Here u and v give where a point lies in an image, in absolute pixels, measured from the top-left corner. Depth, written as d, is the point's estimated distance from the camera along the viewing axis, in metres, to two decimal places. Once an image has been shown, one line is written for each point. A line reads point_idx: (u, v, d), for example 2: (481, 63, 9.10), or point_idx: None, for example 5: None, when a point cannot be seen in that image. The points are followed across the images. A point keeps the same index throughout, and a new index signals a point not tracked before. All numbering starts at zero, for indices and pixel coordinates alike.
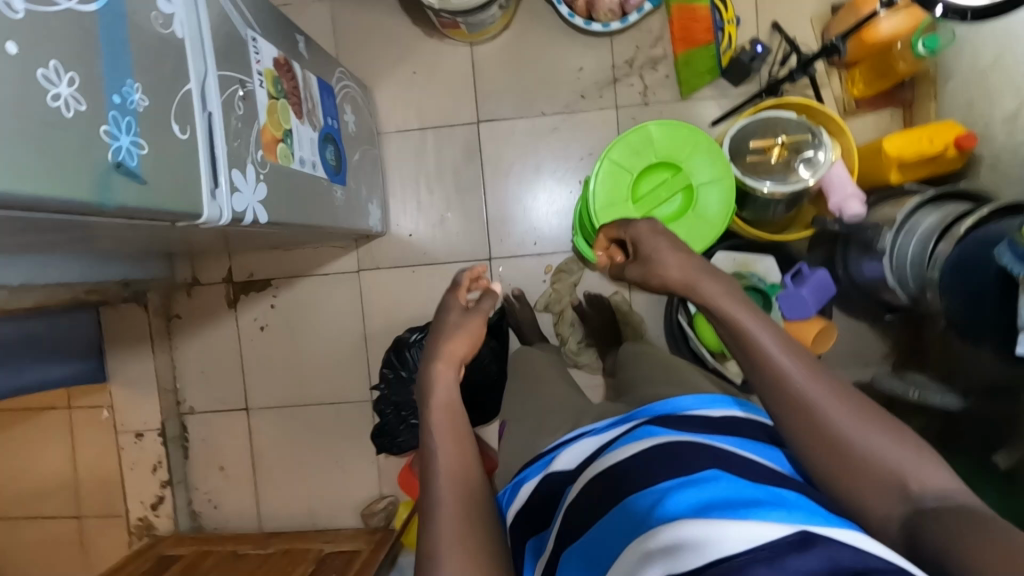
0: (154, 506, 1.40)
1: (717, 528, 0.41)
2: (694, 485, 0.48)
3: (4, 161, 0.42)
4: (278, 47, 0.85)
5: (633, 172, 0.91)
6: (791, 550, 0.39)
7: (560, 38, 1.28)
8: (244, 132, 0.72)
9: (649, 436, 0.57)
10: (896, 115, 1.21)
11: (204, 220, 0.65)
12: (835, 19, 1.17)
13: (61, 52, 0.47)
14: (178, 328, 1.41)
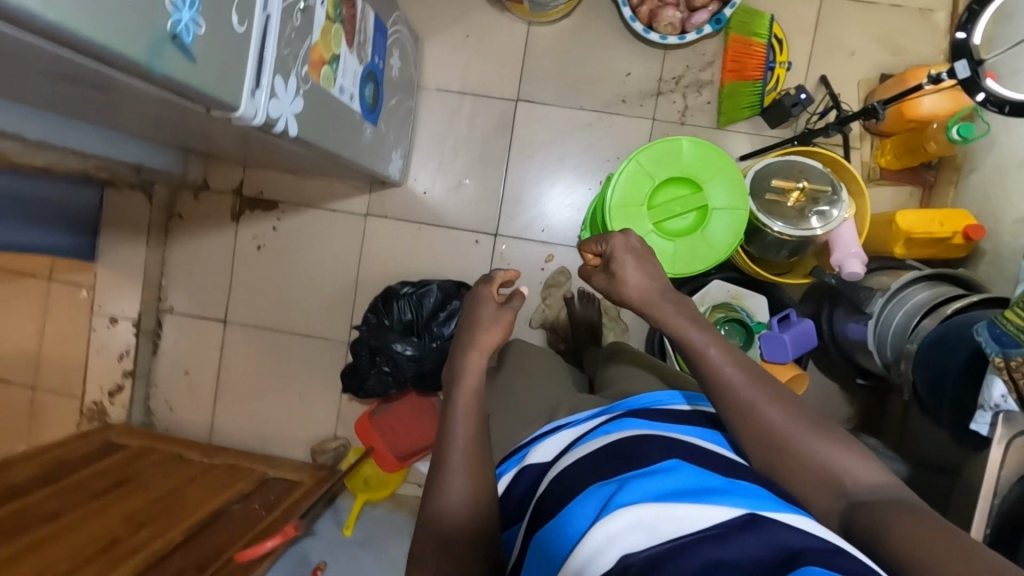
0: (111, 393, 1.40)
1: (670, 512, 0.46)
2: (656, 471, 0.51)
3: None
4: None
5: (655, 180, 0.91)
6: (736, 530, 0.44)
7: (616, 40, 1.29)
8: (295, 43, 0.73)
9: (623, 432, 0.58)
10: (914, 193, 1.24)
11: (238, 115, 0.66)
12: (881, 87, 1.19)
13: None
14: (176, 227, 1.42)
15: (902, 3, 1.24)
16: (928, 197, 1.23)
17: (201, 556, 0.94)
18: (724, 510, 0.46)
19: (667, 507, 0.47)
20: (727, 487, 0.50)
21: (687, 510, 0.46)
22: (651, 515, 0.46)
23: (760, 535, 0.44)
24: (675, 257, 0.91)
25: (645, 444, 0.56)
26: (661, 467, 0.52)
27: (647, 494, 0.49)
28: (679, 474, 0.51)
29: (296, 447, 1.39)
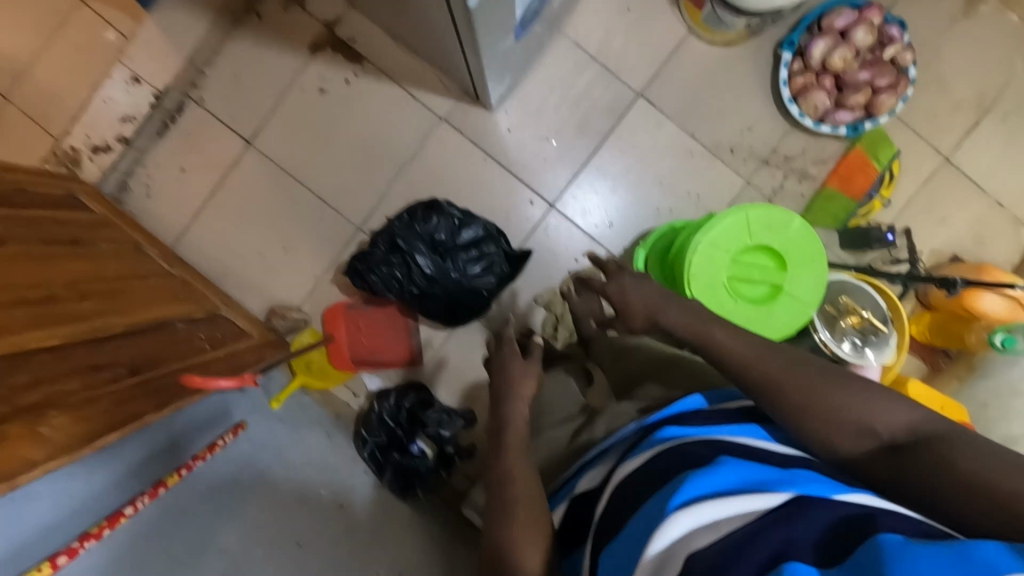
0: (95, 149, 1.25)
1: (724, 510, 0.46)
2: (703, 468, 0.50)
3: None
4: None
5: (751, 240, 0.90)
6: (797, 514, 0.45)
7: (756, 93, 1.27)
8: None
9: (652, 449, 0.56)
10: (923, 369, 1.29)
11: None
12: (951, 266, 1.24)
13: None
14: (247, 24, 1.29)
15: (1005, 203, 1.28)
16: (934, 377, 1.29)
17: (133, 359, 0.85)
18: (773, 500, 0.46)
19: (716, 505, 0.46)
20: (774, 476, 0.50)
21: (743, 503, 0.46)
22: (710, 514, 0.46)
23: (816, 517, 0.45)
24: (730, 317, 0.90)
25: (675, 461, 0.53)
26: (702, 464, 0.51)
27: (693, 493, 0.48)
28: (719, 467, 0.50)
29: (256, 299, 1.31)
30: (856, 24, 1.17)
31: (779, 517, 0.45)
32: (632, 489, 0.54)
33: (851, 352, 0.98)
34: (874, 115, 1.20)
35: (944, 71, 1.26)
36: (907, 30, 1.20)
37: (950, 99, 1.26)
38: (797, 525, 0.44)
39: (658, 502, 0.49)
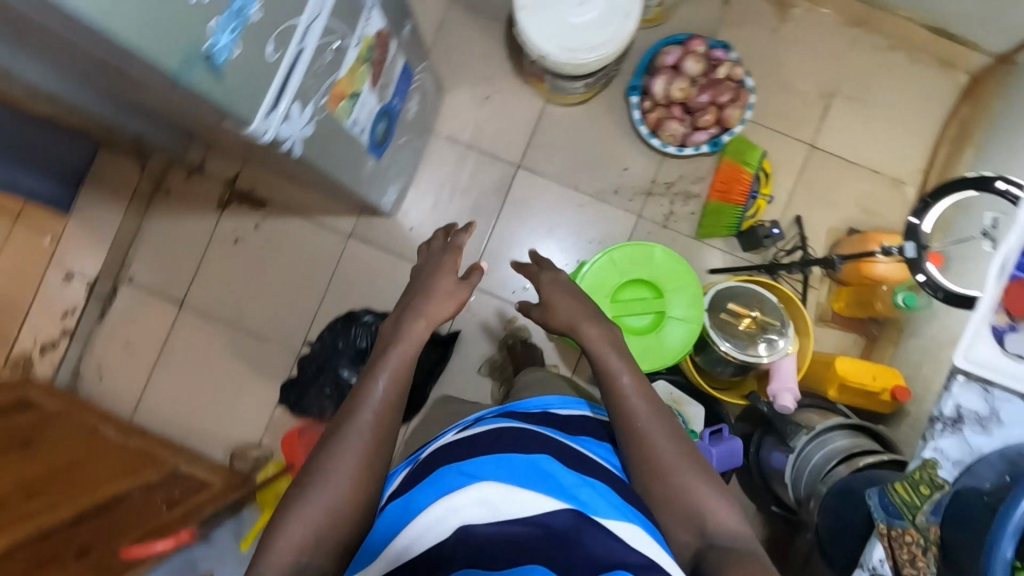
0: (44, 348, 1.35)
1: (508, 500, 0.59)
2: (522, 464, 0.63)
3: (125, 17, 0.46)
4: (385, 23, 0.92)
5: (622, 278, 0.97)
6: (561, 524, 0.58)
7: (623, 137, 1.38)
8: (321, 78, 0.77)
9: (505, 426, 0.70)
10: (858, 342, 1.33)
11: (249, 131, 0.69)
12: (846, 241, 1.31)
13: None
14: (159, 201, 1.42)
15: (879, 170, 1.36)
16: (869, 349, 1.31)
17: (82, 543, 0.91)
18: (552, 505, 0.59)
19: (503, 490, 0.59)
20: (569, 483, 0.62)
21: (528, 500, 0.59)
22: (493, 500, 0.59)
23: (574, 530, 0.57)
24: None
25: (515, 445, 0.66)
26: (522, 461, 0.64)
27: (494, 479, 0.61)
28: (534, 467, 0.63)
29: (218, 446, 1.36)
30: (683, 57, 1.29)
31: (545, 522, 0.58)
32: (462, 451, 0.66)
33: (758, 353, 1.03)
34: (727, 128, 1.30)
35: (782, 71, 1.36)
36: (732, 49, 1.32)
37: (797, 93, 1.36)
38: (554, 531, 0.57)
39: (465, 469, 0.62)
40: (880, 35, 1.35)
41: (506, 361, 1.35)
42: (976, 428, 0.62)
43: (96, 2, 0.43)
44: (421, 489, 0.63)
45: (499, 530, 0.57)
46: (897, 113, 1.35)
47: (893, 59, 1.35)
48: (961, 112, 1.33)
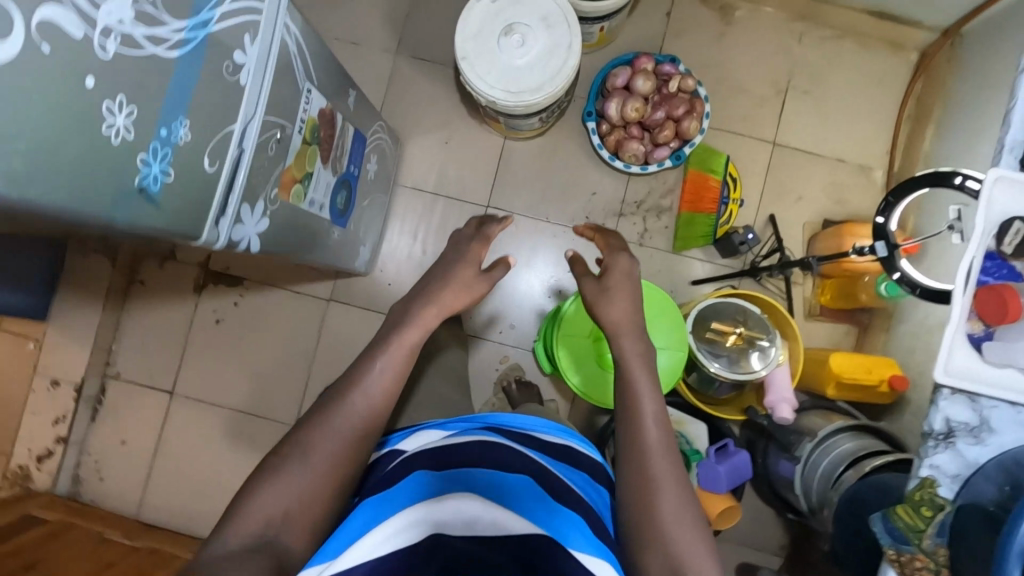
0: (40, 458, 1.34)
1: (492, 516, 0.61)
2: (509, 488, 0.65)
3: (45, 182, 0.45)
4: (327, 100, 0.91)
5: None
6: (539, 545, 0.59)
7: (587, 162, 1.38)
8: (267, 171, 0.77)
9: (494, 443, 0.72)
10: (850, 331, 1.32)
11: (201, 241, 0.69)
12: (822, 234, 1.30)
13: (131, 89, 0.50)
14: (135, 293, 1.41)
15: (845, 158, 1.36)
16: (863, 337, 1.31)
17: None
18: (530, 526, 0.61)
19: (482, 505, 0.62)
20: (548, 507, 0.64)
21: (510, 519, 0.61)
22: (473, 514, 0.61)
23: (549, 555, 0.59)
24: None
25: (502, 460, 0.69)
26: (513, 482, 0.66)
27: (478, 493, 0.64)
28: (520, 487, 0.66)
29: None
30: (633, 76, 1.28)
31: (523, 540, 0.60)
32: (452, 455, 0.69)
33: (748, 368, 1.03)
34: (687, 140, 1.29)
35: (734, 74, 1.37)
36: (681, 62, 1.33)
37: (752, 94, 1.37)
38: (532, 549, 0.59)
39: (452, 482, 0.65)
40: (825, 25, 1.36)
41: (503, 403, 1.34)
42: (969, 439, 0.61)
43: (11, 180, 0.42)
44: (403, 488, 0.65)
45: (471, 544, 0.59)
46: (852, 99, 1.36)
47: (841, 47, 1.36)
48: (916, 89, 1.34)
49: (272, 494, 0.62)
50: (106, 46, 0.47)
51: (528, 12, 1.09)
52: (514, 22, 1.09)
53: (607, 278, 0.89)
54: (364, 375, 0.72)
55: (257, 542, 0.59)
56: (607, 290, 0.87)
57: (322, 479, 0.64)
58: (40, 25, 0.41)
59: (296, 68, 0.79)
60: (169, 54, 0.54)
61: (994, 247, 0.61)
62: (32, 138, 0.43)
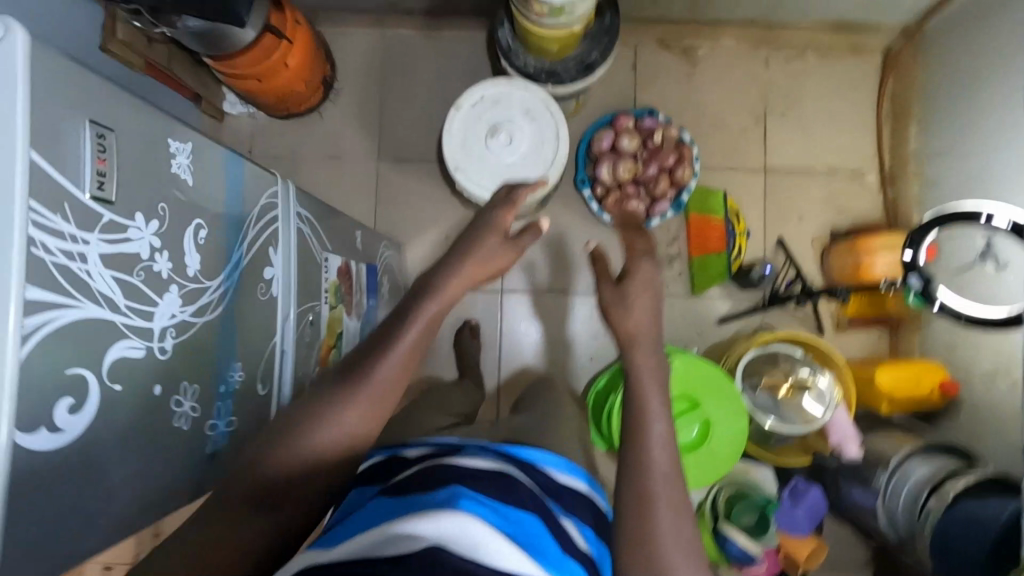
0: None
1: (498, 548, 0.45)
2: (512, 517, 0.50)
3: (135, 499, 0.47)
4: (342, 255, 0.91)
5: None
6: None
7: (588, 227, 1.39)
8: (309, 355, 0.77)
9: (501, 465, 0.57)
10: (883, 336, 1.33)
11: None
12: (834, 248, 1.30)
13: (190, 372, 0.51)
14: None
15: (836, 168, 1.38)
16: (897, 339, 1.32)
17: None
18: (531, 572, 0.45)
19: (487, 530, 0.46)
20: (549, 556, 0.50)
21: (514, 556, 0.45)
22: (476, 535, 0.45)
23: None
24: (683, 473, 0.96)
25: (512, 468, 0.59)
26: (517, 512, 0.51)
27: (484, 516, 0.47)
28: (525, 520, 0.51)
29: None
30: (617, 138, 1.29)
31: None
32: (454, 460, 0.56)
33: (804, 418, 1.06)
34: (682, 187, 1.30)
35: (711, 111, 1.38)
36: (658, 112, 1.34)
37: (733, 126, 1.38)
38: None
39: (451, 495, 0.49)
40: (788, 46, 1.37)
41: None
42: None
43: (110, 519, 0.44)
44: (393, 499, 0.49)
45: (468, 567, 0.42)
46: (829, 110, 1.38)
47: (808, 63, 1.38)
48: (888, 88, 1.36)
49: (276, 458, 0.50)
50: (164, 346, 0.48)
51: (509, 108, 1.09)
52: (498, 122, 1.09)
53: (626, 281, 0.75)
54: (397, 337, 0.57)
55: (254, 506, 0.49)
56: (626, 295, 0.73)
57: (290, 469, 0.50)
58: (111, 370, 0.43)
59: (313, 244, 0.78)
60: (214, 315, 0.54)
61: None
62: (115, 470, 0.44)
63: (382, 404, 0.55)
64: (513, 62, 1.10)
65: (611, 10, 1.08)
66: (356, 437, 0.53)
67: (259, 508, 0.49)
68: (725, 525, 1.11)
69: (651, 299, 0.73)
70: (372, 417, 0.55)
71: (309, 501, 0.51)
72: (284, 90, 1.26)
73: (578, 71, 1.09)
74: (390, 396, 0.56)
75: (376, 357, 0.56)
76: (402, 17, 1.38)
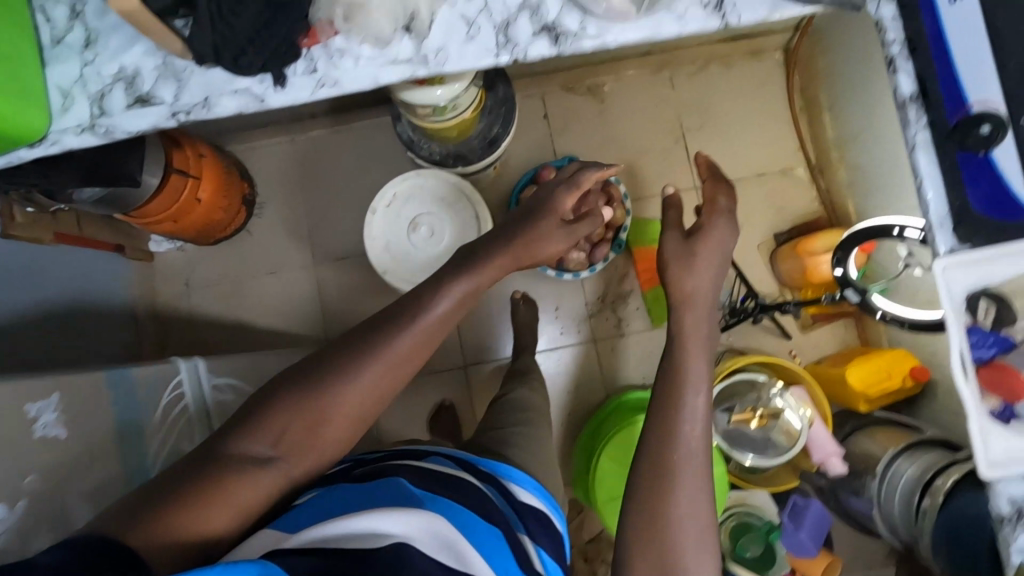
0: None
1: (458, 544, 0.59)
2: (475, 519, 0.63)
3: None
4: None
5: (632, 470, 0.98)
6: None
7: (537, 282, 1.37)
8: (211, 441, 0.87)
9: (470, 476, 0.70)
10: (849, 326, 1.32)
11: None
12: (778, 252, 1.30)
13: None
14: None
15: (764, 169, 1.38)
16: (864, 327, 1.30)
17: None
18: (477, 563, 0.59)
19: (451, 530, 0.59)
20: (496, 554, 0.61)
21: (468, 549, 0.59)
22: (442, 531, 0.59)
23: None
24: None
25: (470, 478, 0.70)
26: (475, 516, 0.63)
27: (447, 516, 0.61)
28: (483, 524, 0.63)
29: None
30: None
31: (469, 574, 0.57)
32: (426, 471, 0.68)
33: (781, 446, 1.05)
34: (619, 226, 1.29)
35: (630, 142, 1.38)
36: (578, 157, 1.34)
37: (655, 151, 1.38)
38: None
39: (427, 496, 0.62)
40: (690, 62, 1.38)
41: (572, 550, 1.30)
42: None
43: None
44: (377, 488, 0.62)
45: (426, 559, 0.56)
46: (745, 115, 1.38)
47: (713, 75, 1.38)
48: (796, 82, 1.37)
49: (286, 412, 0.61)
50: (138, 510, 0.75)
51: (425, 199, 1.09)
52: (417, 215, 1.08)
53: (694, 238, 0.83)
54: (422, 310, 0.68)
55: (260, 458, 0.59)
56: (691, 251, 0.81)
57: (311, 425, 0.61)
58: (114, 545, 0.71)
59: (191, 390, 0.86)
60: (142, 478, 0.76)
61: (971, 323, 0.60)
62: None
63: (395, 370, 0.65)
64: (418, 153, 1.09)
65: (502, 82, 1.07)
66: (366, 400, 0.64)
67: (264, 461, 0.59)
68: (732, 565, 1.09)
69: (715, 261, 0.81)
70: (381, 383, 0.65)
71: (311, 458, 0.62)
72: (203, 221, 1.25)
73: (484, 147, 1.09)
74: (404, 363, 0.66)
75: (398, 328, 0.66)
76: (307, 120, 1.37)
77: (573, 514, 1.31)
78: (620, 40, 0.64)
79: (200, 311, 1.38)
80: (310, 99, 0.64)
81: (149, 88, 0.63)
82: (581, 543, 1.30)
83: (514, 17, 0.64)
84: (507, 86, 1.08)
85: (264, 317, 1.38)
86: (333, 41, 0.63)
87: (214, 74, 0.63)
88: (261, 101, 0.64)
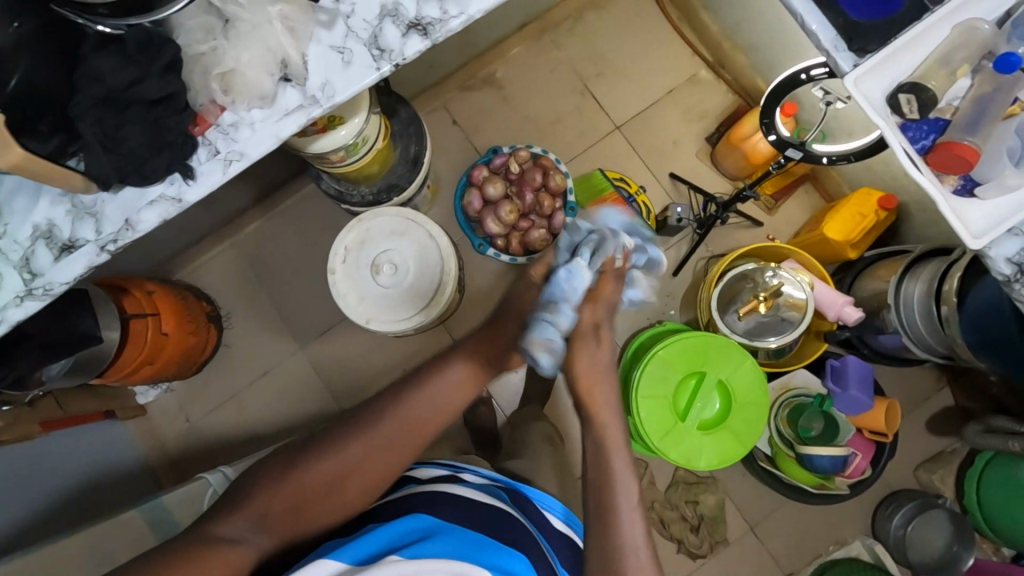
0: None
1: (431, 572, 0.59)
2: (488, 547, 0.66)
3: None
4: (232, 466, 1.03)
5: (679, 408, 0.95)
6: None
7: (513, 273, 1.38)
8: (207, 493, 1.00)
9: (488, 498, 0.76)
10: (810, 190, 1.34)
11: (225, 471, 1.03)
12: (718, 150, 1.33)
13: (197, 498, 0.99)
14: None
15: (671, 86, 1.41)
16: (824, 186, 1.33)
17: None
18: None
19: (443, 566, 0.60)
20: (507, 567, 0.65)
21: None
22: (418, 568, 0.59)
23: None
24: (740, 440, 0.94)
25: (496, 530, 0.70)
26: (478, 540, 0.67)
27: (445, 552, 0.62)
28: (496, 547, 0.67)
29: None
30: (483, 190, 1.28)
31: None
32: (453, 502, 0.72)
33: (794, 320, 1.08)
34: (564, 190, 1.30)
35: (541, 117, 1.41)
36: (501, 146, 1.35)
37: (567, 111, 1.41)
38: None
39: (428, 538, 0.64)
40: (563, 19, 1.41)
41: (657, 502, 1.29)
42: None
43: None
44: (375, 537, 0.64)
45: None
46: (632, 42, 1.41)
47: (589, 21, 1.41)
48: None
49: None
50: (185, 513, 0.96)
51: (377, 239, 1.09)
52: (376, 256, 1.09)
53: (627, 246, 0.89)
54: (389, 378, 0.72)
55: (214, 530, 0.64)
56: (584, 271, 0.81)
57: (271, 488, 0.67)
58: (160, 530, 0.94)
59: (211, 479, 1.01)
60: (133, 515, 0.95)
61: (902, 122, 0.63)
62: None
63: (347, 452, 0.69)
64: (352, 201, 1.12)
65: (402, 104, 1.10)
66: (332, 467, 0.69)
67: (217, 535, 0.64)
68: (803, 448, 1.09)
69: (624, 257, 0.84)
70: (346, 477, 0.70)
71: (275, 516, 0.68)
72: (179, 352, 1.23)
73: (410, 169, 1.11)
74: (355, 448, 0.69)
75: (357, 440, 0.71)
76: (238, 219, 1.38)
77: (645, 467, 1.30)
78: (482, 9, 0.65)
79: (211, 439, 1.36)
80: (224, 180, 0.64)
81: (69, 234, 0.63)
82: (661, 490, 1.30)
83: (378, 29, 0.65)
84: (408, 105, 1.11)
85: (272, 421, 1.36)
86: (222, 118, 0.63)
87: (124, 197, 0.63)
88: (179, 201, 0.64)
